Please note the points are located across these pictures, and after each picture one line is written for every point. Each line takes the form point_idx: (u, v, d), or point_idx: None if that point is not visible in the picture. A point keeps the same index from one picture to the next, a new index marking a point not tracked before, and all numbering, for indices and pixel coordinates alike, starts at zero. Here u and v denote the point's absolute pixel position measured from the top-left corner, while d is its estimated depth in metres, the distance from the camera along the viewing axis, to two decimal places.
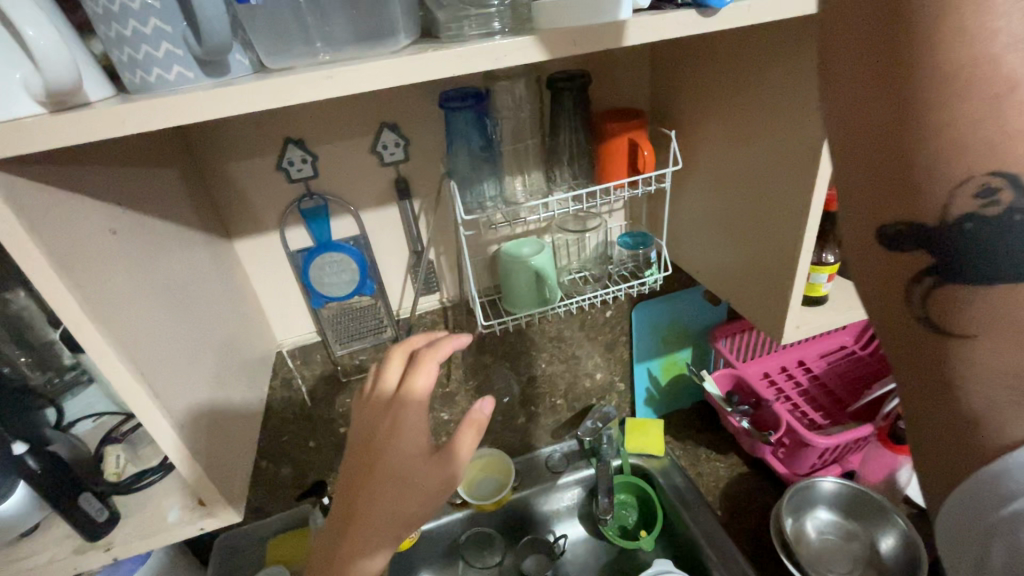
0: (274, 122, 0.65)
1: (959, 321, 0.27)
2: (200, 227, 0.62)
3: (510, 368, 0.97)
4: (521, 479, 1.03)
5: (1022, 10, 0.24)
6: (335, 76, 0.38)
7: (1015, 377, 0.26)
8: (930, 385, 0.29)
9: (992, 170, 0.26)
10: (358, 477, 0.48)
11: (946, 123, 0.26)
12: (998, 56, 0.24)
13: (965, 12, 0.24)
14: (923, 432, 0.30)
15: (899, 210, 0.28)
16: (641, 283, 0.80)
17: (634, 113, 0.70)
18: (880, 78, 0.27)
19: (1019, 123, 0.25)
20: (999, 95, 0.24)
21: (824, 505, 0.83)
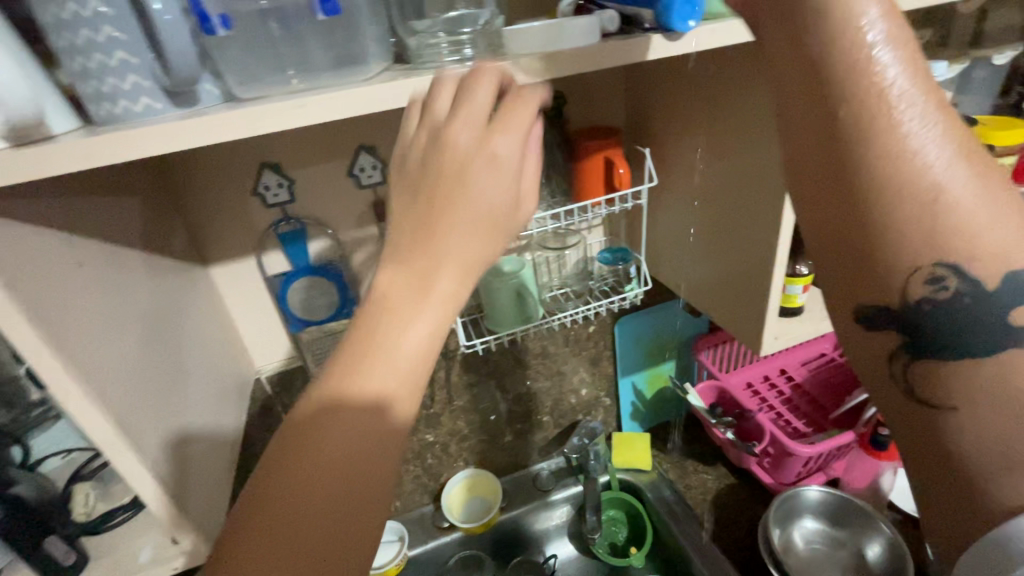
0: (249, 147, 0.64)
1: (942, 394, 0.35)
2: (174, 254, 0.61)
3: (495, 387, 0.97)
4: (510, 498, 1.01)
5: (929, 143, 0.34)
6: (307, 105, 0.38)
7: (1004, 444, 0.31)
8: (930, 452, 0.35)
9: (935, 262, 0.34)
10: (356, 364, 0.36)
11: (892, 225, 0.35)
12: (919, 172, 0.33)
13: (889, 144, 0.34)
14: (932, 496, 0.35)
15: (874, 297, 0.37)
16: (622, 298, 0.81)
17: (609, 132, 0.71)
18: (836, 195, 0.36)
19: (944, 222, 0.34)
20: (928, 202, 0.33)
21: (811, 514, 0.83)
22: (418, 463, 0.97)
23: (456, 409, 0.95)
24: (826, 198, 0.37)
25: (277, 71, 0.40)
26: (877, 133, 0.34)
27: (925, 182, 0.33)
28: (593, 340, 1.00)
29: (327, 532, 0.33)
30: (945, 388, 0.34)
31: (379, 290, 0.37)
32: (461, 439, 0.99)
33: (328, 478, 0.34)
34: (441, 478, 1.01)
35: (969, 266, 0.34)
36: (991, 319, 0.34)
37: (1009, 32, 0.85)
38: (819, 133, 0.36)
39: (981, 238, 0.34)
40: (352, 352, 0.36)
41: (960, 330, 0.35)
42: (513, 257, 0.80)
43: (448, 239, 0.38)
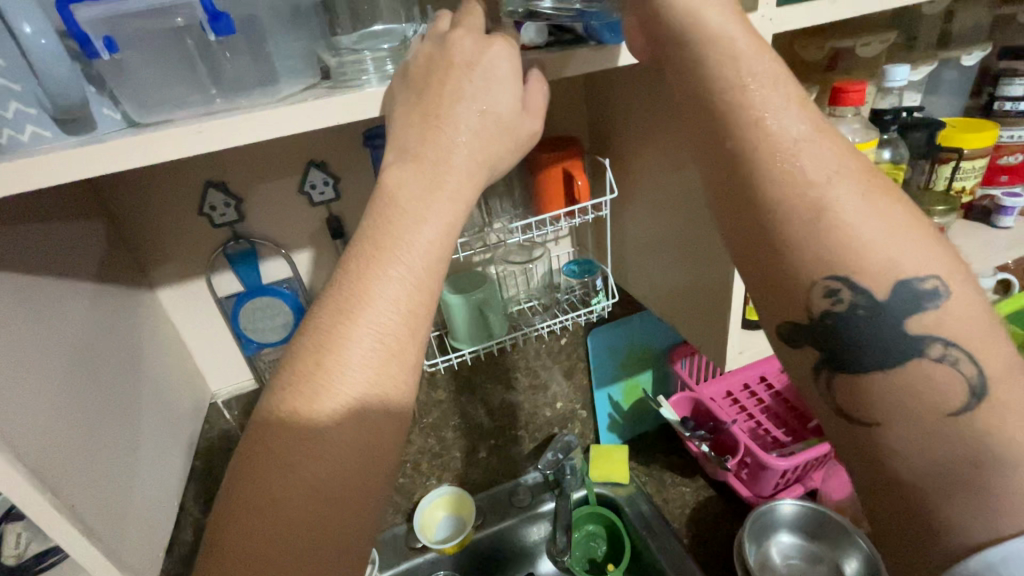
0: (191, 166, 0.62)
1: (863, 409, 0.37)
2: (114, 279, 0.58)
3: (466, 402, 0.94)
4: (485, 517, 0.98)
5: (811, 164, 0.38)
6: (206, 130, 0.38)
7: (933, 459, 0.34)
8: (867, 467, 0.37)
9: (830, 276, 0.38)
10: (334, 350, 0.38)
11: (790, 241, 0.38)
12: (803, 190, 0.37)
13: (775, 166, 0.38)
14: (882, 516, 0.36)
15: (786, 315, 0.40)
16: (590, 311, 0.79)
17: (567, 142, 0.69)
18: (739, 216, 0.40)
19: (836, 238, 0.37)
20: (813, 217, 0.37)
21: (787, 529, 0.81)
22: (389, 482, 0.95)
23: (427, 426, 0.93)
24: (734, 223, 0.41)
25: (183, 90, 0.39)
26: (763, 160, 0.39)
27: (809, 199, 0.37)
28: (565, 353, 0.98)
29: (313, 497, 0.36)
30: (864, 403, 0.37)
31: (352, 278, 0.39)
32: (433, 456, 0.96)
33: (309, 464, 0.36)
34: (414, 497, 0.98)
35: (861, 279, 0.37)
36: (889, 330, 0.37)
37: (978, 32, 0.83)
38: (719, 165, 0.41)
39: (870, 252, 0.37)
40: (331, 329, 0.38)
41: (864, 343, 0.38)
42: (477, 273, 0.79)
43: (415, 231, 0.40)
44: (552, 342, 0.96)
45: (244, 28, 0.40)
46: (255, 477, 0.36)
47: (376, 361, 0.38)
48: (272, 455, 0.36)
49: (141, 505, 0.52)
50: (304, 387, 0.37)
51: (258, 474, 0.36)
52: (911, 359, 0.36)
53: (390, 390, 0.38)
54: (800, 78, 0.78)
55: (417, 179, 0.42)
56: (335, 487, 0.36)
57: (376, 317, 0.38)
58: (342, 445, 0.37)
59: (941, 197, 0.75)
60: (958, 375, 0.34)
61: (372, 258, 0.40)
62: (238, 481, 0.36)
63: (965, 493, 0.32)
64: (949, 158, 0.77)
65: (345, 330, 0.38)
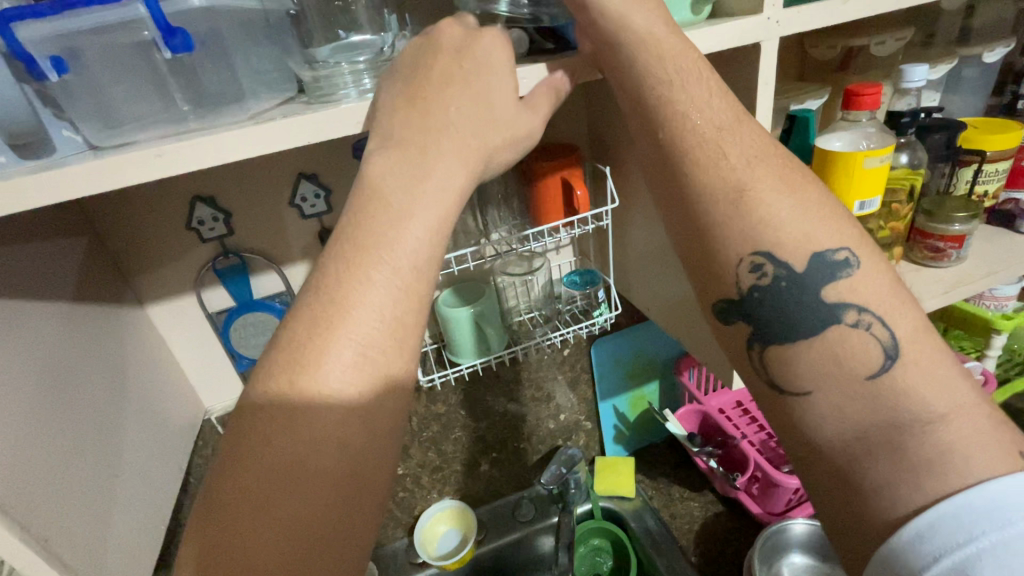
0: (179, 180, 0.60)
1: (790, 379, 0.40)
2: (98, 297, 0.57)
3: (467, 415, 0.92)
4: (486, 531, 0.96)
5: (737, 150, 0.42)
6: (165, 152, 0.37)
7: (845, 424, 0.37)
8: (800, 443, 0.40)
9: (753, 252, 0.41)
10: (313, 359, 0.35)
11: (720, 221, 0.42)
12: (728, 173, 0.42)
13: (702, 152, 0.43)
14: (817, 488, 0.39)
15: (718, 292, 0.44)
16: (592, 323, 0.76)
17: (566, 150, 0.67)
18: (673, 199, 0.45)
19: (757, 216, 0.41)
20: (737, 199, 0.41)
21: (798, 549, 0.78)
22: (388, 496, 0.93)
23: (426, 440, 0.91)
24: (671, 203, 0.45)
25: (141, 106, 0.38)
26: (699, 152, 0.43)
27: (732, 182, 0.42)
28: (568, 363, 0.95)
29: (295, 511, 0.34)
30: (790, 374, 0.40)
31: (331, 265, 0.37)
32: (434, 470, 0.94)
33: (291, 477, 0.34)
34: (415, 510, 0.96)
35: (780, 255, 0.41)
36: (809, 303, 0.40)
37: (1002, 26, 0.78)
38: (655, 151, 0.45)
39: (781, 229, 0.41)
40: (308, 343, 0.35)
41: (788, 315, 0.41)
42: (476, 285, 0.77)
43: (392, 214, 0.38)
44: (554, 352, 0.94)
45: (203, 45, 0.39)
46: (229, 510, 0.33)
47: (362, 374, 0.36)
48: (250, 482, 0.33)
49: (124, 533, 0.50)
50: (288, 390, 0.35)
51: (234, 505, 0.33)
52: (830, 325, 0.40)
53: (376, 407, 0.36)
54: (811, 79, 0.75)
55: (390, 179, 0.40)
56: (319, 511, 0.34)
57: (363, 317, 0.36)
58: (327, 468, 0.34)
59: (964, 202, 0.70)
60: (872, 341, 0.38)
61: (353, 263, 0.37)
62: (211, 514, 0.33)
63: (890, 457, 0.35)
64: (971, 162, 0.72)
65: (324, 342, 0.35)
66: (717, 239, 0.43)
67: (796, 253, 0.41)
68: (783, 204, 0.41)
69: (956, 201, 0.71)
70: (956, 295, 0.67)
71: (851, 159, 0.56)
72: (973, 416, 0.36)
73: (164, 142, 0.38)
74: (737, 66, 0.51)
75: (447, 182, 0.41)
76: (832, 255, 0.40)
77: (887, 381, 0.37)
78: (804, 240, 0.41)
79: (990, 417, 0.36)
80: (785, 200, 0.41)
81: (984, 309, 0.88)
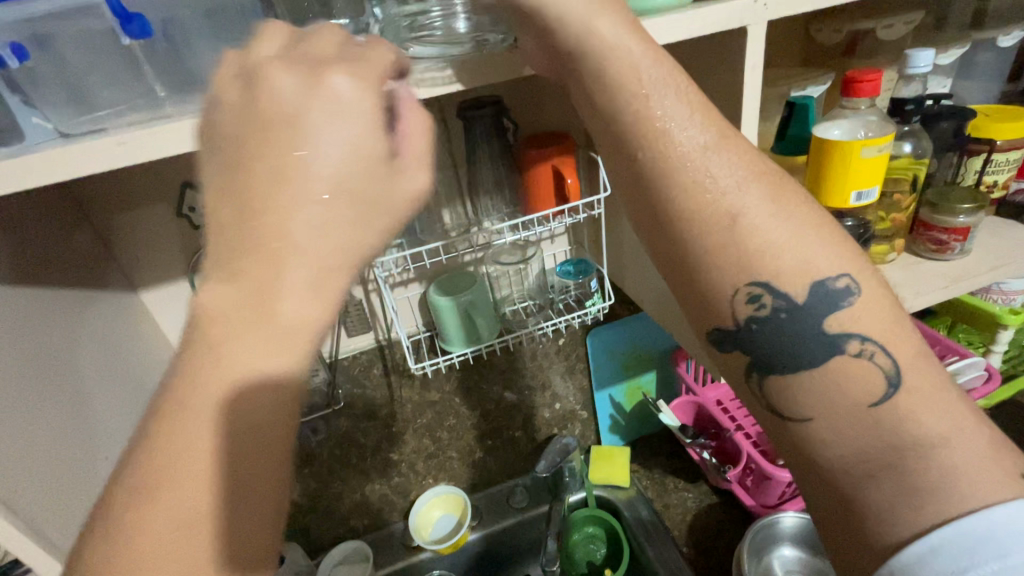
0: (168, 167, 0.61)
1: (791, 406, 0.39)
2: (91, 281, 0.58)
3: (461, 403, 0.92)
4: (481, 517, 0.97)
5: (722, 172, 0.41)
6: (129, 141, 0.37)
7: (857, 454, 0.36)
8: (803, 466, 0.39)
9: (748, 283, 0.40)
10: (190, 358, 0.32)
11: (708, 247, 0.41)
12: (716, 191, 0.41)
13: (687, 158, 0.41)
14: (821, 509, 0.39)
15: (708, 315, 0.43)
16: (585, 313, 0.75)
17: (557, 137, 0.66)
18: (653, 222, 0.43)
19: (751, 242, 0.40)
20: (729, 223, 0.40)
21: (789, 542, 0.78)
22: (385, 481, 0.94)
23: (421, 427, 0.92)
24: (651, 227, 0.43)
25: (112, 95, 0.39)
26: (692, 147, 0.41)
27: (722, 208, 0.40)
28: (564, 353, 0.95)
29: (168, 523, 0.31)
30: (791, 402, 0.39)
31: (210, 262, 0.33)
32: (429, 456, 0.95)
33: (164, 489, 0.31)
34: (411, 495, 0.97)
35: (778, 287, 0.40)
36: (807, 332, 0.40)
37: None
38: (633, 172, 0.43)
39: (783, 253, 0.40)
40: (186, 344, 0.32)
41: (787, 346, 0.40)
42: (466, 274, 0.76)
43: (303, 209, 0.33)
44: (550, 342, 0.93)
45: (164, 33, 0.39)
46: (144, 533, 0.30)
47: (239, 374, 0.32)
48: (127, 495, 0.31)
49: None
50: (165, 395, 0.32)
51: (141, 537, 0.30)
52: (831, 356, 0.39)
53: (278, 408, 0.33)
54: (813, 66, 0.73)
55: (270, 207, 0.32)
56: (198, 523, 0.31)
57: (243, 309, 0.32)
58: (254, 479, 0.33)
59: (969, 193, 0.68)
60: (875, 370, 0.37)
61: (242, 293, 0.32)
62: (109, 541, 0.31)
63: (893, 478, 0.35)
64: (979, 152, 0.70)
65: (217, 369, 0.31)
66: (697, 234, 0.41)
67: (781, 246, 0.40)
68: (767, 195, 0.40)
69: (962, 192, 0.69)
70: (957, 289, 0.66)
71: (847, 149, 0.55)
72: (946, 415, 0.35)
73: (129, 130, 0.38)
74: (728, 52, 0.49)
75: (344, 152, 0.34)
76: (816, 248, 0.40)
77: (888, 407, 0.36)
78: (787, 233, 0.40)
79: (963, 416, 0.36)
80: (766, 193, 0.40)
81: (991, 303, 0.85)
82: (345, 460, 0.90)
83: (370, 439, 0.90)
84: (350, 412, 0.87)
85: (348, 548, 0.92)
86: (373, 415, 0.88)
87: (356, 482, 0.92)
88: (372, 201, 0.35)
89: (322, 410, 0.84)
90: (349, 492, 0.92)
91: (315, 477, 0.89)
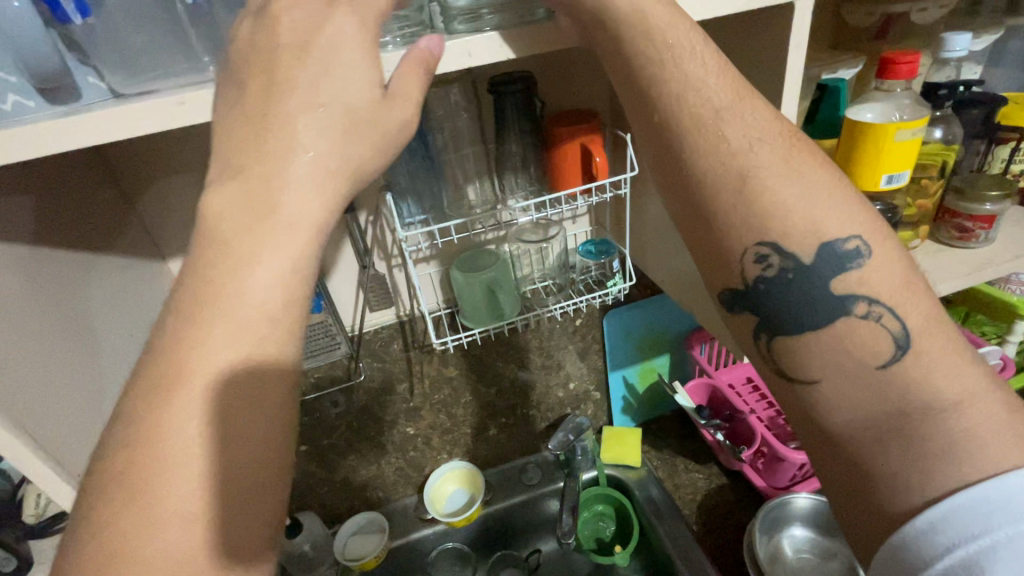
0: (199, 136, 0.61)
1: (802, 369, 0.40)
2: (122, 247, 0.59)
3: (477, 380, 0.93)
4: (494, 493, 0.99)
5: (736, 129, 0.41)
6: (189, 101, 0.38)
7: (866, 414, 0.38)
8: (813, 429, 0.41)
9: (758, 243, 0.41)
10: (184, 337, 0.33)
11: (729, 209, 0.41)
12: (745, 150, 0.41)
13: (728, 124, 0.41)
14: (827, 470, 0.40)
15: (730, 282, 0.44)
16: (605, 294, 0.76)
17: (587, 115, 0.66)
18: (672, 185, 0.44)
19: (772, 203, 0.40)
20: (744, 185, 0.41)
21: (800, 523, 0.79)
22: (400, 455, 0.96)
23: (437, 402, 0.93)
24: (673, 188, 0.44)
25: (159, 58, 0.39)
26: (734, 116, 0.42)
27: (733, 169, 0.41)
28: (580, 334, 0.96)
29: (177, 501, 0.31)
30: (801, 363, 0.40)
31: (210, 240, 0.35)
32: (444, 432, 0.97)
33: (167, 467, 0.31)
34: (425, 470, 0.99)
35: (786, 246, 0.40)
36: (815, 294, 0.40)
37: None
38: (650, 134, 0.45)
39: (802, 215, 0.40)
40: (185, 325, 0.33)
41: (799, 307, 0.41)
42: (488, 252, 0.76)
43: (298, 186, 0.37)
44: (567, 322, 0.94)
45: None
46: (142, 510, 0.31)
47: (241, 350, 0.34)
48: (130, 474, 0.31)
49: None
50: (162, 374, 0.33)
51: (141, 521, 0.30)
52: (840, 317, 0.40)
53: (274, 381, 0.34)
54: (846, 48, 0.72)
55: (258, 213, 0.36)
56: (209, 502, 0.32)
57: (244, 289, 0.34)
58: (252, 450, 0.34)
59: (997, 180, 0.68)
60: (883, 331, 0.38)
61: (231, 278, 0.34)
62: (99, 525, 0.30)
63: (900, 444, 0.36)
64: (1009, 140, 0.70)
65: (197, 355, 0.33)
66: (728, 207, 0.41)
67: (825, 221, 0.40)
68: (810, 172, 0.41)
69: (989, 179, 0.68)
70: (981, 276, 0.66)
71: (882, 131, 0.55)
72: (983, 393, 0.36)
73: (186, 90, 0.39)
74: (771, 27, 0.49)
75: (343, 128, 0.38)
76: (857, 225, 0.40)
77: (897, 373, 0.37)
78: (829, 208, 0.40)
79: (993, 394, 0.36)
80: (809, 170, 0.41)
81: (1009, 293, 0.86)
82: (362, 433, 0.91)
83: (388, 414, 0.91)
84: (369, 386, 0.88)
85: (364, 518, 0.95)
86: (391, 390, 0.89)
87: (373, 455, 0.94)
88: (358, 141, 0.39)
89: (343, 383, 0.85)
90: (366, 464, 0.94)
91: (334, 449, 0.91)
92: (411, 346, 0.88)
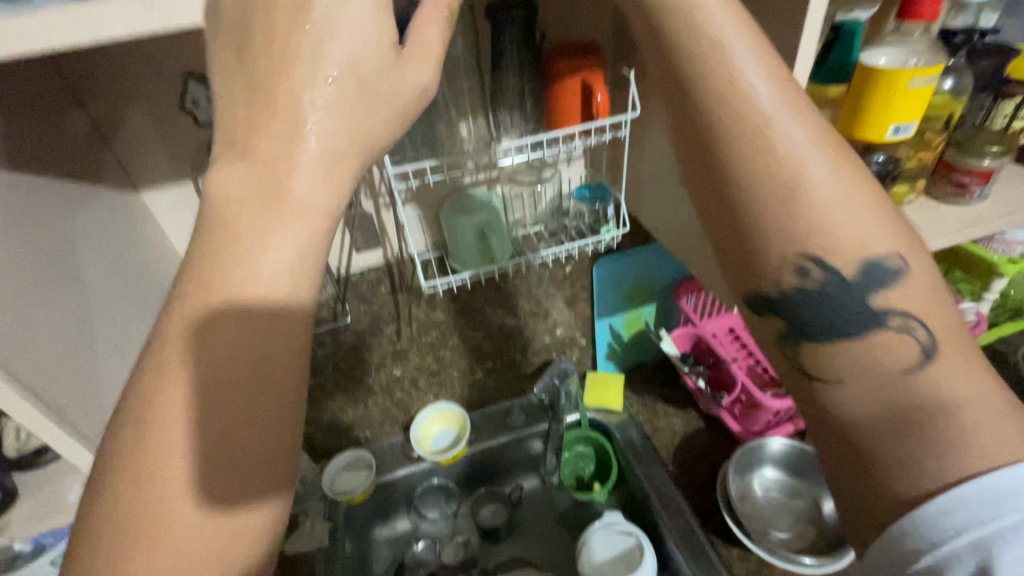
0: (170, 53, 0.56)
1: (825, 370, 0.40)
2: (92, 174, 0.55)
3: (465, 324, 0.93)
4: (479, 433, 1.01)
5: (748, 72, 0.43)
6: (156, 6, 0.34)
7: (871, 395, 0.38)
8: (812, 409, 0.41)
9: (762, 207, 0.42)
10: (200, 269, 0.35)
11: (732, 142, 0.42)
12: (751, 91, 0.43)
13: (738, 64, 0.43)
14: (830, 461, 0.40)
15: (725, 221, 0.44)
16: (597, 240, 0.74)
17: (590, 50, 0.62)
18: (681, 118, 0.45)
19: (777, 146, 0.41)
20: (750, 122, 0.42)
21: (769, 464, 0.84)
22: (387, 396, 0.97)
23: (424, 345, 0.93)
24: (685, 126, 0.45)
25: None
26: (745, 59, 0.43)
27: (743, 109, 0.42)
28: (569, 282, 0.96)
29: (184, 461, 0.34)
30: (828, 364, 0.40)
31: (219, 183, 0.36)
32: (431, 375, 0.98)
33: (180, 421, 0.34)
34: (411, 411, 1.01)
35: (778, 193, 0.41)
36: (852, 304, 0.41)
37: None
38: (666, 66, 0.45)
39: (807, 162, 0.41)
40: (200, 254, 0.35)
41: (826, 313, 0.42)
42: (476, 197, 0.75)
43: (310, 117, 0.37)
44: (557, 269, 0.93)
45: None
46: (129, 480, 0.33)
47: (251, 285, 0.35)
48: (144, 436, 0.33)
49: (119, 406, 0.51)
50: (182, 303, 0.35)
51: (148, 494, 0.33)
52: (875, 329, 0.40)
53: (290, 322, 0.36)
54: None
55: (271, 150, 0.36)
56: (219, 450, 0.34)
57: (256, 228, 0.35)
58: (257, 413, 0.35)
59: (1000, 136, 0.67)
60: (913, 341, 0.38)
61: (214, 231, 0.36)
62: (113, 458, 0.34)
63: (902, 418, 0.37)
64: (1015, 94, 0.67)
65: (212, 287, 0.35)
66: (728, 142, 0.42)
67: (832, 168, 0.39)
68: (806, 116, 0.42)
69: (991, 134, 0.67)
70: (971, 233, 0.66)
71: (895, 78, 0.53)
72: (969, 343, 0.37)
73: None
74: None
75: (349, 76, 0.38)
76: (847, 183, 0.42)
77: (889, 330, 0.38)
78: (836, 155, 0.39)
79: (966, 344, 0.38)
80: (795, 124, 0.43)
81: (992, 252, 0.87)
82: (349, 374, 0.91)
83: (374, 356, 0.91)
84: (356, 328, 0.87)
85: (351, 455, 0.95)
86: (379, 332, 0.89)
87: (358, 396, 0.95)
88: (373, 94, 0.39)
89: (329, 324, 0.85)
90: (352, 404, 0.95)
91: (320, 389, 0.91)
92: (399, 289, 0.87)
